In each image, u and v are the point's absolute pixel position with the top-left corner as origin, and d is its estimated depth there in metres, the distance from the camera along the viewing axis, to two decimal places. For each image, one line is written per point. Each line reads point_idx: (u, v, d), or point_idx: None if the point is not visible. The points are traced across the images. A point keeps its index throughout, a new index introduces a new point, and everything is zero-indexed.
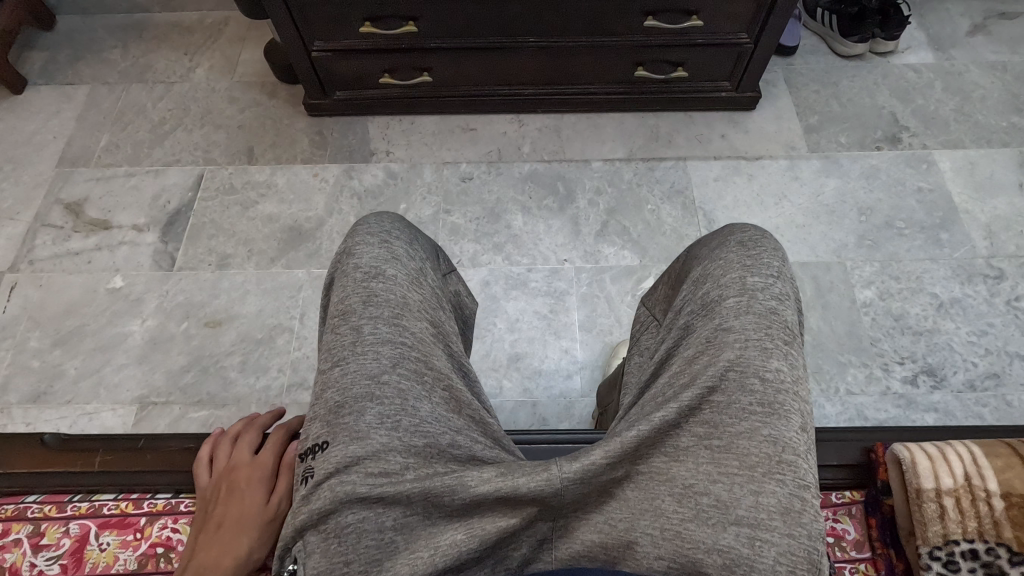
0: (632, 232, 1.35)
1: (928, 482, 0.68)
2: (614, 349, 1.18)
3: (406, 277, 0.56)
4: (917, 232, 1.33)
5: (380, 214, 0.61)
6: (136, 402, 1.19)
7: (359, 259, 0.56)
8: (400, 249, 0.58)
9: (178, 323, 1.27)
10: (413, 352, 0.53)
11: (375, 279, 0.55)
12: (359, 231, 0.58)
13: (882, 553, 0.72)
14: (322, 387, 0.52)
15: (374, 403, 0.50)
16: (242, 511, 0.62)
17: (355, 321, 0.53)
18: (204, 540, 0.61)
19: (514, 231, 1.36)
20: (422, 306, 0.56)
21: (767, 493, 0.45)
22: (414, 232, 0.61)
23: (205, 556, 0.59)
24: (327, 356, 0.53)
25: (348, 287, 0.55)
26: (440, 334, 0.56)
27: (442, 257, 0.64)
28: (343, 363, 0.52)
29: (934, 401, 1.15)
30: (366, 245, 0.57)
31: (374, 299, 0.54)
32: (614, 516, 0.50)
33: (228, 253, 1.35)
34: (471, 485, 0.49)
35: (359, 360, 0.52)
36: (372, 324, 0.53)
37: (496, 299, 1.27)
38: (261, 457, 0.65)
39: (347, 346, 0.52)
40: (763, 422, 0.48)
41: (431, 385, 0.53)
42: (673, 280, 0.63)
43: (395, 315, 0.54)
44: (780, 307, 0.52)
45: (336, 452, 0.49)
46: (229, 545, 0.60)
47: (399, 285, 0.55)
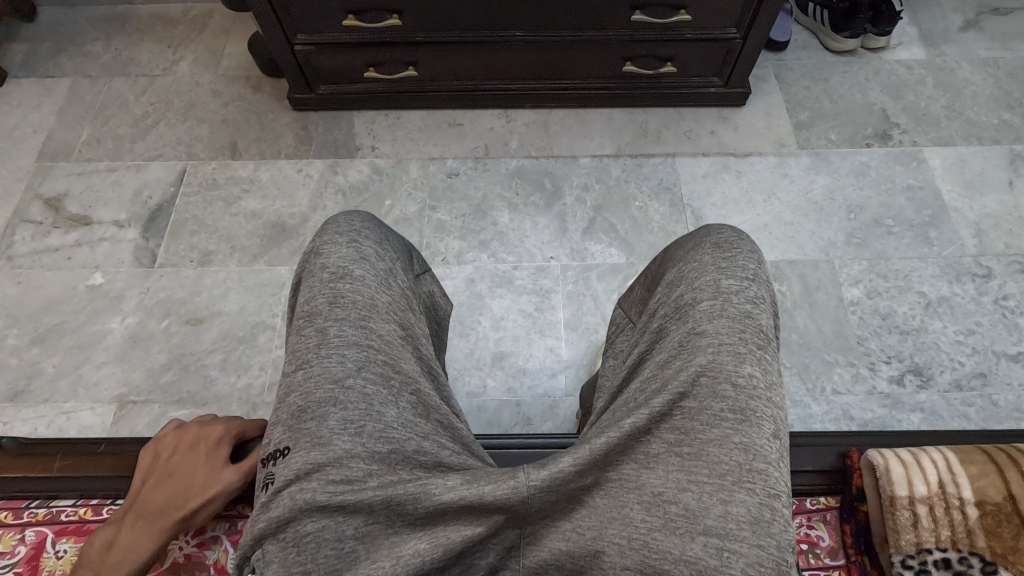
0: (620, 229, 1.33)
1: (902, 490, 0.68)
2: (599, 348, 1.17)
3: (375, 278, 0.55)
4: (905, 229, 1.32)
5: (351, 212, 0.60)
6: (115, 401, 1.17)
7: (327, 259, 0.55)
8: (369, 248, 0.56)
9: (158, 320, 1.25)
10: (379, 356, 0.52)
11: (342, 280, 0.54)
12: (328, 231, 0.57)
13: (856, 560, 0.71)
14: (285, 391, 0.50)
15: (338, 408, 0.49)
16: (198, 470, 0.68)
17: (321, 323, 0.52)
18: (157, 484, 0.68)
19: (500, 228, 1.34)
20: (390, 308, 0.54)
21: (736, 501, 0.44)
22: (386, 232, 0.60)
23: (155, 500, 0.67)
24: (291, 360, 0.52)
25: (315, 288, 0.54)
26: (410, 336, 0.54)
27: (415, 257, 0.63)
28: (307, 366, 0.51)
29: (920, 401, 1.14)
30: (333, 245, 0.55)
31: (340, 301, 0.53)
32: (582, 524, 0.49)
33: (210, 249, 1.33)
34: (435, 493, 0.47)
35: (323, 364, 0.50)
36: (338, 326, 0.52)
37: (481, 297, 1.26)
38: (225, 428, 0.71)
39: (311, 348, 0.51)
40: (734, 428, 0.46)
41: (398, 390, 0.52)
42: (651, 281, 0.61)
43: (362, 317, 0.53)
44: (754, 310, 0.51)
45: (297, 460, 0.47)
46: (177, 499, 0.67)
47: (367, 287, 0.54)
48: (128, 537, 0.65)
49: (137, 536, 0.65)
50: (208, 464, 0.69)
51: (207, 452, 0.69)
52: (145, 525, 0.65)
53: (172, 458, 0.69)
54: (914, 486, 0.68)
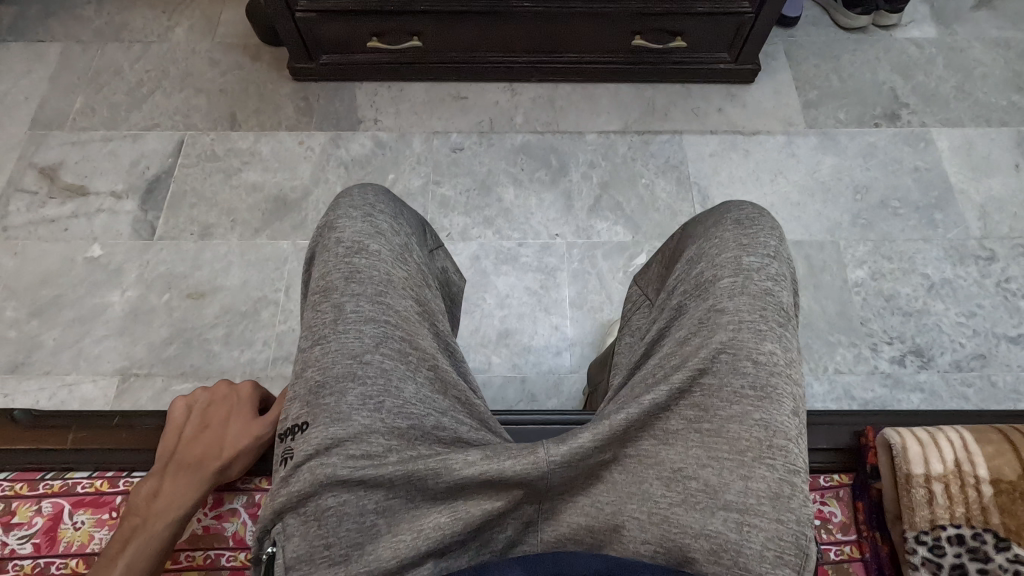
0: (626, 207, 1.32)
1: (918, 467, 0.69)
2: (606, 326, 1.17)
3: (391, 253, 0.53)
4: (911, 211, 1.32)
5: (363, 184, 0.58)
6: (118, 374, 1.17)
7: (341, 234, 0.53)
8: (383, 221, 0.55)
9: (159, 294, 1.24)
10: (396, 332, 0.51)
11: (357, 255, 0.52)
12: (340, 205, 0.55)
13: (868, 537, 0.73)
14: (301, 367, 0.50)
15: (356, 384, 0.48)
16: (229, 422, 0.69)
17: (336, 299, 0.51)
18: (191, 439, 0.68)
19: (506, 204, 1.33)
20: (406, 283, 0.53)
21: (757, 477, 0.44)
22: (400, 206, 0.58)
23: (192, 454, 0.67)
24: (306, 336, 0.51)
25: (329, 263, 0.52)
26: (427, 311, 0.53)
27: (429, 232, 0.62)
28: (323, 342, 0.50)
29: (921, 380, 1.15)
30: (348, 218, 0.54)
31: (356, 276, 0.51)
32: (601, 499, 0.48)
33: (211, 223, 1.31)
34: (455, 468, 0.47)
35: (340, 339, 0.50)
36: (355, 302, 0.51)
37: (486, 274, 1.26)
38: (254, 383, 0.72)
39: (328, 324, 0.50)
40: (755, 406, 0.46)
41: (416, 365, 0.51)
42: (671, 259, 0.60)
43: (377, 293, 0.51)
44: (775, 288, 0.51)
45: (316, 435, 0.47)
46: (213, 450, 0.68)
47: (383, 261, 0.53)
48: (169, 488, 0.65)
49: (177, 486, 0.65)
50: (239, 416, 0.70)
51: (238, 402, 0.71)
52: (186, 474, 0.66)
53: (203, 414, 0.70)
54: (930, 464, 0.69)
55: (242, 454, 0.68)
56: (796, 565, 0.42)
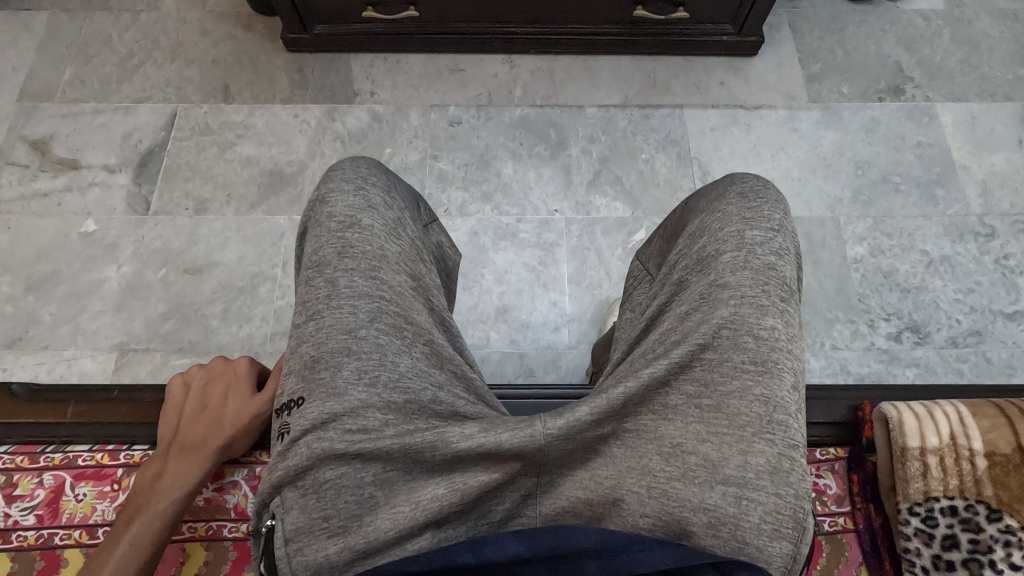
0: (625, 182, 1.31)
1: (914, 441, 0.72)
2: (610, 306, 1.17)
3: (384, 228, 0.53)
4: (912, 187, 1.31)
5: (356, 158, 0.57)
6: (116, 349, 1.17)
7: (334, 208, 0.53)
8: (378, 195, 0.54)
9: (155, 269, 1.23)
10: (392, 307, 0.50)
11: (350, 229, 0.52)
12: (333, 178, 0.54)
13: (862, 508, 0.74)
14: (296, 341, 0.49)
15: (351, 358, 0.48)
16: (228, 398, 0.69)
17: (330, 274, 0.50)
18: (192, 418, 0.69)
19: (504, 179, 1.32)
20: (401, 258, 0.52)
21: (755, 452, 0.45)
22: (394, 180, 0.58)
23: (193, 433, 0.68)
24: (300, 311, 0.50)
25: (322, 237, 0.52)
26: (422, 287, 0.53)
27: (425, 206, 0.61)
28: (318, 317, 0.49)
29: (916, 356, 1.16)
30: (340, 192, 0.53)
31: (350, 251, 0.51)
32: (600, 473, 0.49)
33: (206, 197, 1.30)
34: (453, 441, 0.47)
35: (335, 314, 0.49)
36: (348, 277, 0.50)
37: (485, 250, 1.25)
38: (250, 358, 0.71)
39: (322, 299, 0.50)
40: (755, 380, 0.46)
41: (412, 340, 0.51)
42: (674, 233, 0.59)
43: (371, 267, 0.51)
44: (778, 263, 0.50)
45: (313, 409, 0.47)
46: (214, 428, 0.68)
47: (376, 236, 0.52)
48: (172, 468, 0.66)
49: (180, 466, 0.66)
50: (238, 392, 0.70)
51: (235, 379, 0.70)
52: (189, 454, 0.67)
53: (203, 393, 0.70)
54: (927, 438, 0.72)
55: (242, 431, 0.68)
56: (794, 537, 0.43)
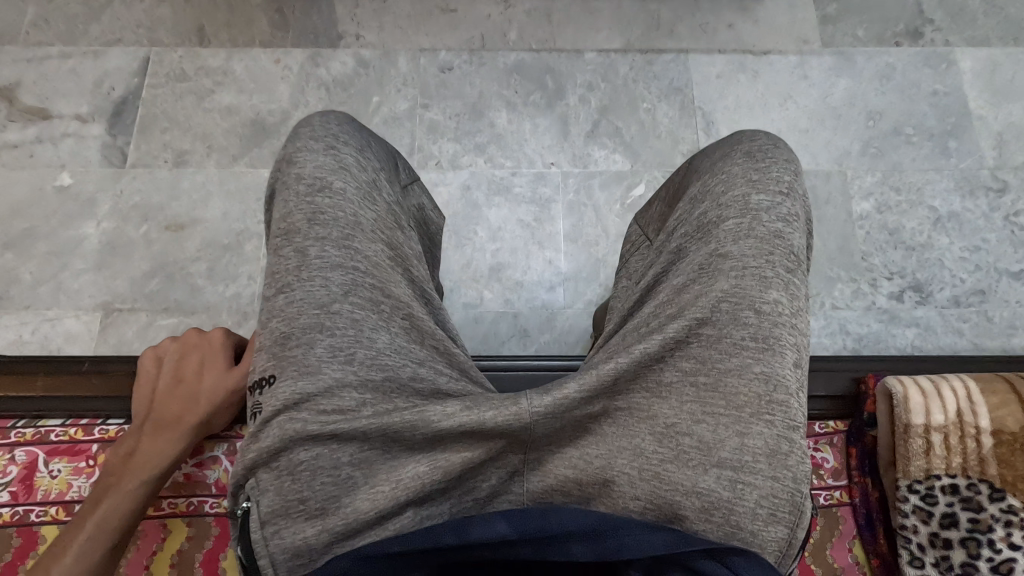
0: (625, 134, 1.25)
1: (919, 418, 0.75)
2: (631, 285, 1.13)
3: (357, 191, 0.49)
4: (925, 139, 1.25)
5: (327, 113, 0.53)
6: (100, 309, 1.14)
7: (302, 169, 0.49)
8: (350, 154, 0.50)
9: (136, 226, 1.19)
10: (367, 279, 0.47)
11: (321, 193, 0.48)
12: (302, 136, 0.50)
13: (858, 481, 0.79)
14: (266, 316, 0.46)
15: (325, 334, 0.45)
16: (205, 373, 0.69)
17: (300, 242, 0.47)
18: (167, 395, 0.69)
19: (498, 130, 1.25)
20: (375, 225, 0.49)
21: (753, 433, 0.43)
22: (369, 138, 0.53)
23: (169, 411, 0.68)
24: (269, 282, 0.47)
25: (290, 202, 0.48)
26: (400, 256, 0.49)
27: (403, 166, 0.56)
28: (288, 290, 0.46)
29: (917, 316, 1.14)
30: (308, 152, 0.49)
31: (321, 218, 0.47)
32: (591, 452, 0.46)
33: (185, 149, 1.24)
34: (434, 420, 0.45)
35: (306, 287, 0.46)
36: (320, 246, 0.47)
37: (477, 206, 1.20)
38: (225, 332, 0.70)
39: (292, 270, 0.46)
40: (756, 358, 0.44)
41: (389, 314, 0.47)
42: (676, 195, 0.55)
43: (344, 236, 0.47)
44: (786, 230, 0.47)
45: (284, 389, 0.44)
46: (192, 403, 0.68)
47: (349, 201, 0.48)
48: (146, 445, 0.67)
49: (155, 444, 0.67)
50: (213, 368, 0.69)
51: (210, 355, 0.69)
52: (164, 432, 0.68)
53: (177, 368, 0.70)
54: (933, 415, 0.76)
55: (219, 406, 0.69)
56: (791, 521, 0.42)
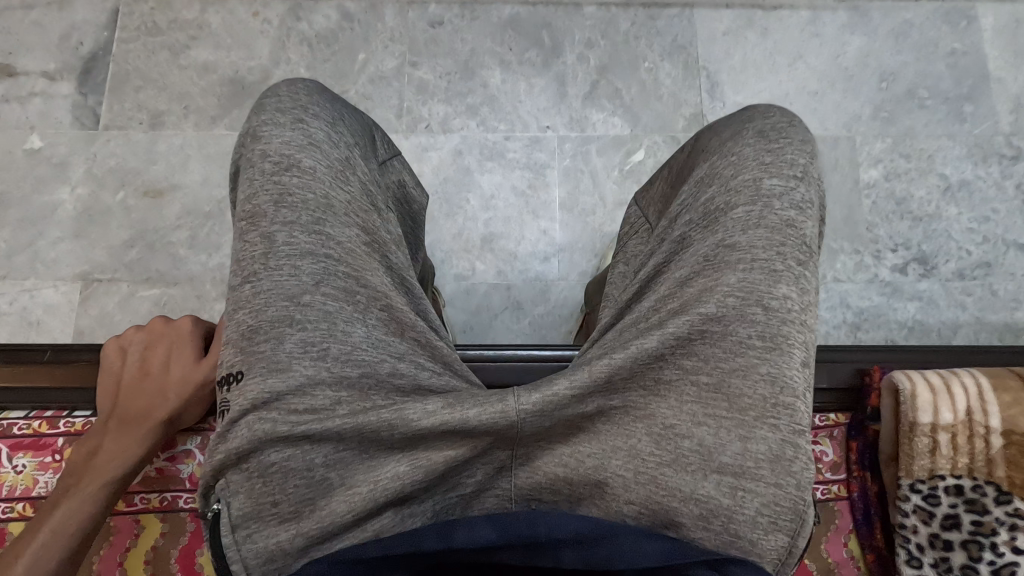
0: (624, 95, 1.19)
1: (926, 417, 0.71)
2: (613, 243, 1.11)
3: (329, 170, 0.46)
4: (939, 103, 1.19)
5: (295, 80, 0.49)
6: (79, 279, 1.10)
7: (267, 145, 0.45)
8: (320, 128, 0.47)
9: (113, 192, 1.14)
10: (340, 268, 0.45)
11: (288, 172, 0.45)
12: (266, 108, 0.47)
13: (857, 476, 0.76)
14: (231, 307, 0.44)
15: (295, 329, 0.44)
16: (174, 363, 0.67)
17: (266, 228, 0.44)
18: (133, 389, 0.67)
19: (491, 91, 1.19)
20: (349, 208, 0.46)
21: (757, 438, 0.42)
22: (342, 108, 0.50)
23: (134, 406, 0.67)
24: (233, 271, 0.45)
25: (256, 182, 0.45)
26: (377, 242, 0.47)
27: (382, 140, 0.53)
28: (255, 281, 0.44)
29: (920, 290, 1.11)
30: (274, 126, 0.46)
31: (288, 201, 0.45)
32: (583, 451, 0.45)
33: (161, 110, 1.17)
34: (413, 420, 0.43)
35: (274, 277, 0.44)
36: (287, 232, 0.44)
37: (470, 172, 1.15)
38: (193, 321, 0.69)
39: (259, 258, 0.44)
40: (762, 358, 0.42)
41: (365, 306, 0.46)
42: (683, 176, 0.51)
43: (314, 220, 0.45)
44: (800, 219, 0.44)
45: (251, 388, 0.42)
46: (161, 393, 0.67)
47: (320, 182, 0.45)
48: (110, 444, 0.66)
49: (120, 441, 0.66)
50: (180, 361, 0.68)
51: (177, 347, 0.68)
52: (129, 428, 0.66)
53: (143, 361, 0.68)
54: (940, 413, 0.71)
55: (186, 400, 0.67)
56: (792, 529, 0.41)
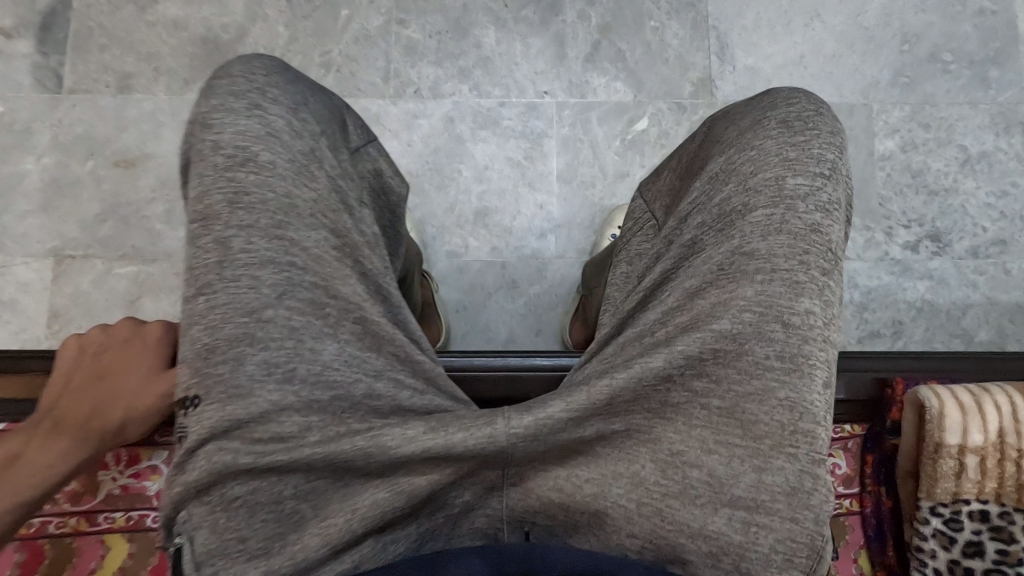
0: (628, 58, 1.11)
1: (954, 439, 0.68)
2: (613, 216, 1.05)
3: (291, 165, 0.44)
4: (964, 67, 1.12)
5: (251, 59, 0.47)
6: (50, 256, 1.05)
7: (220, 136, 0.43)
8: (280, 118, 0.45)
9: (81, 162, 1.07)
10: (307, 277, 0.43)
11: (245, 167, 0.43)
12: (217, 93, 0.44)
13: (872, 490, 0.75)
14: (184, 323, 0.41)
15: (257, 349, 0.41)
16: (126, 372, 0.60)
17: (221, 232, 0.42)
18: (81, 392, 0.60)
19: (485, 52, 1.11)
20: (315, 208, 0.44)
21: (772, 469, 0.40)
22: (304, 92, 0.48)
23: (78, 412, 0.59)
24: (186, 280, 0.42)
25: (208, 179, 0.43)
26: (348, 246, 0.45)
27: (353, 128, 0.51)
28: (209, 293, 0.41)
29: (931, 268, 1.07)
30: (227, 115, 0.43)
31: (244, 201, 0.42)
32: (581, 477, 0.43)
33: (129, 71, 1.09)
34: (391, 447, 0.41)
35: (230, 289, 0.41)
36: (244, 236, 0.42)
37: (462, 141, 1.09)
38: (164, 329, 0.61)
39: (214, 267, 0.41)
40: (779, 381, 0.41)
41: (337, 319, 0.44)
42: (693, 171, 0.50)
43: (275, 223, 0.43)
44: (826, 223, 0.43)
45: (209, 415, 0.40)
46: (106, 406, 0.59)
47: (281, 179, 0.43)
48: (36, 451, 0.57)
49: (48, 449, 0.57)
50: (137, 373, 0.60)
51: (137, 355, 0.60)
52: (63, 437, 0.58)
53: (97, 362, 0.61)
54: (970, 435, 0.68)
55: (137, 417, 0.59)
56: (807, 566, 0.40)
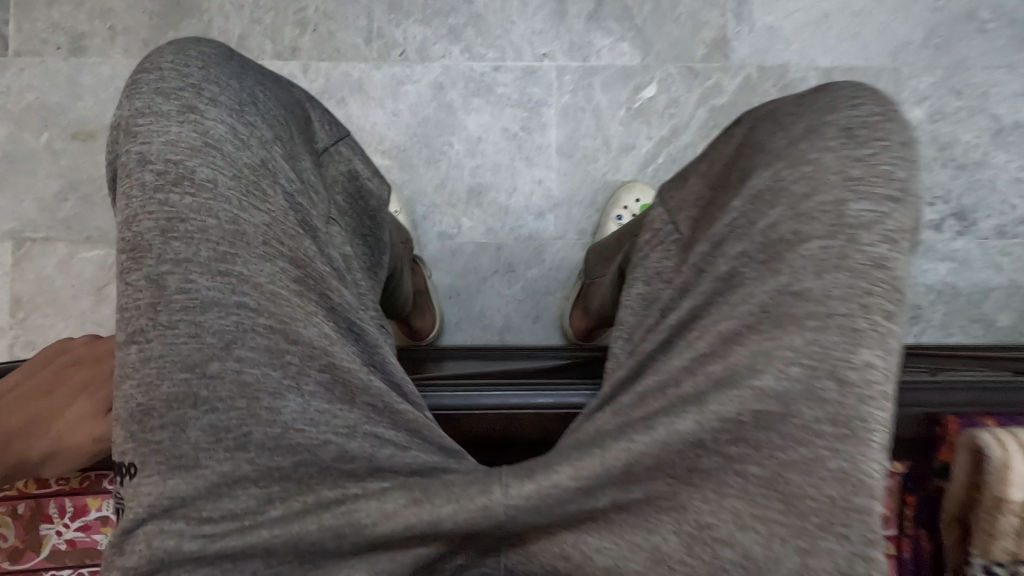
0: (636, 16, 1.01)
1: (1017, 494, 0.54)
2: (618, 194, 0.97)
3: (234, 184, 0.41)
4: (1004, 26, 1.02)
5: (188, 47, 0.43)
6: (9, 239, 0.97)
7: (148, 148, 0.40)
8: (224, 124, 0.41)
9: (35, 134, 0.97)
10: (260, 321, 0.40)
11: (179, 186, 0.40)
12: (142, 93, 0.41)
13: (911, 534, 0.63)
14: (119, 373, 0.40)
15: (200, 408, 0.39)
16: (74, 400, 0.51)
17: (152, 268, 0.39)
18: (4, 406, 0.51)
19: (477, 9, 1.00)
20: (264, 236, 0.41)
21: (822, 553, 0.34)
22: (252, 88, 0.44)
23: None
24: (119, 326, 0.40)
25: (138, 202, 0.40)
26: (307, 279, 0.42)
27: (318, 125, 0.49)
28: (142, 339, 0.39)
29: (954, 250, 1.00)
30: (157, 127, 0.40)
31: (177, 232, 0.40)
32: (591, 547, 0.38)
33: (82, 30, 0.98)
34: (363, 524, 0.38)
35: (167, 339, 0.39)
36: (180, 273, 0.39)
37: (453, 110, 1.00)
38: (111, 377, 0.52)
39: (147, 311, 0.39)
40: (831, 449, 0.35)
41: (299, 368, 0.41)
42: (728, 190, 0.45)
43: (221, 253, 0.40)
44: (893, 256, 0.38)
45: (150, 491, 0.38)
46: (40, 425, 0.50)
47: (223, 203, 0.40)
48: None
49: None
50: (67, 413, 0.51)
51: (77, 394, 0.51)
52: None
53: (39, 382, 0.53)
54: None
55: (49, 457, 0.51)
56: None
